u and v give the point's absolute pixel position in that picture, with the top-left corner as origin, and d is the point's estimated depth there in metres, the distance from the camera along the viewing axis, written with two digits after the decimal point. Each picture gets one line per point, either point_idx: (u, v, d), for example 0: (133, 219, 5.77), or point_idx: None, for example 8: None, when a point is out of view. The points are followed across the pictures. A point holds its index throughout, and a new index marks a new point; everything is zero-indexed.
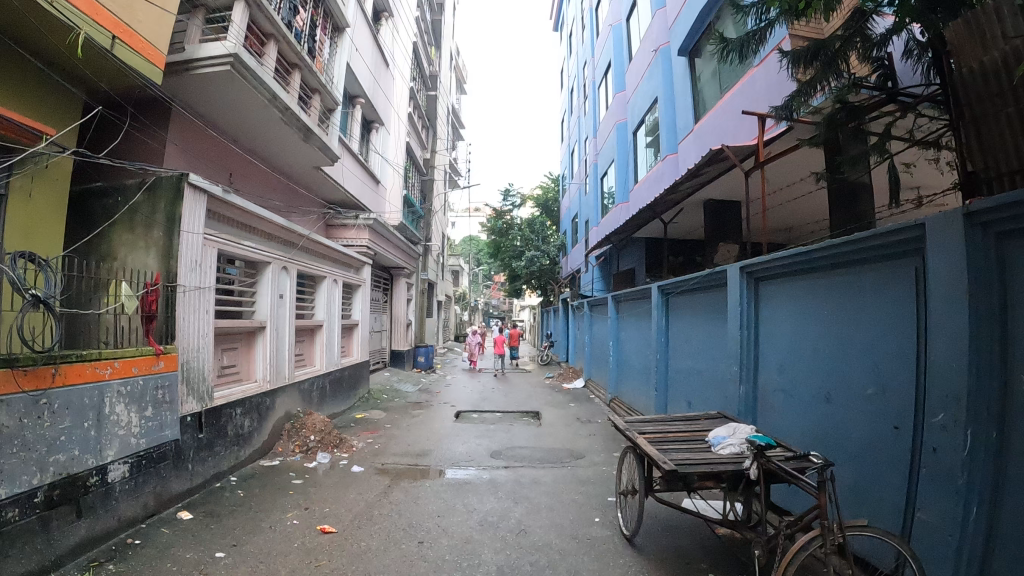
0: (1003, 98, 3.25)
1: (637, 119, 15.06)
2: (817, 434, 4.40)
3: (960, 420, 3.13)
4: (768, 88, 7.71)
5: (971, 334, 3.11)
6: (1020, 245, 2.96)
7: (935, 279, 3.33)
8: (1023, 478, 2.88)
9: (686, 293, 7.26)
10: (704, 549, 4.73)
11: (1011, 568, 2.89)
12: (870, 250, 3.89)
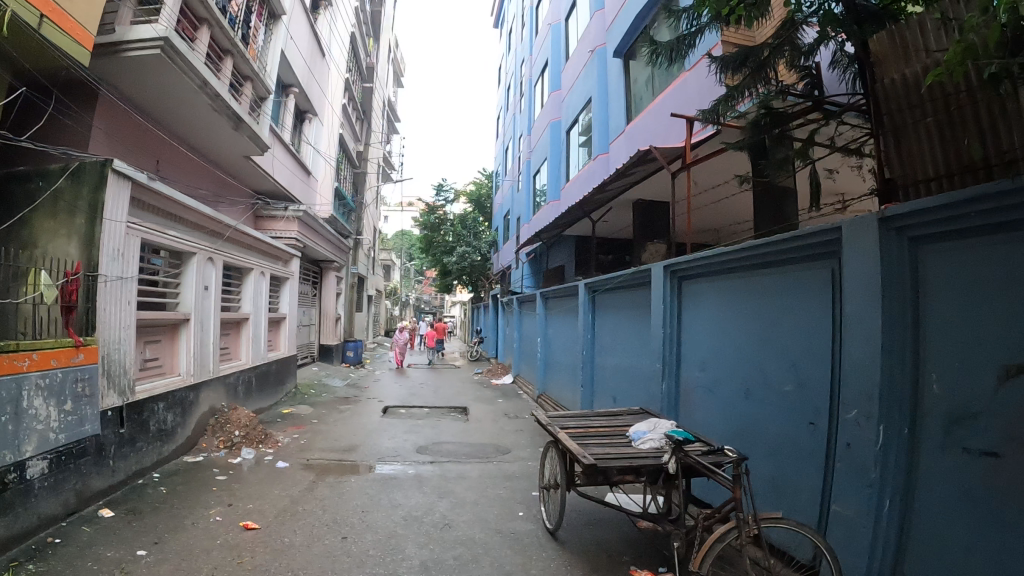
0: (922, 108, 3.36)
1: (571, 118, 15.18)
2: (736, 431, 4.51)
3: (872, 416, 3.25)
4: (699, 93, 7.85)
5: (885, 335, 3.24)
6: (934, 250, 3.10)
7: (851, 280, 3.45)
8: (935, 470, 3.02)
9: (612, 291, 7.35)
10: (626, 542, 4.81)
11: (923, 559, 3.02)
12: (790, 250, 4.01)
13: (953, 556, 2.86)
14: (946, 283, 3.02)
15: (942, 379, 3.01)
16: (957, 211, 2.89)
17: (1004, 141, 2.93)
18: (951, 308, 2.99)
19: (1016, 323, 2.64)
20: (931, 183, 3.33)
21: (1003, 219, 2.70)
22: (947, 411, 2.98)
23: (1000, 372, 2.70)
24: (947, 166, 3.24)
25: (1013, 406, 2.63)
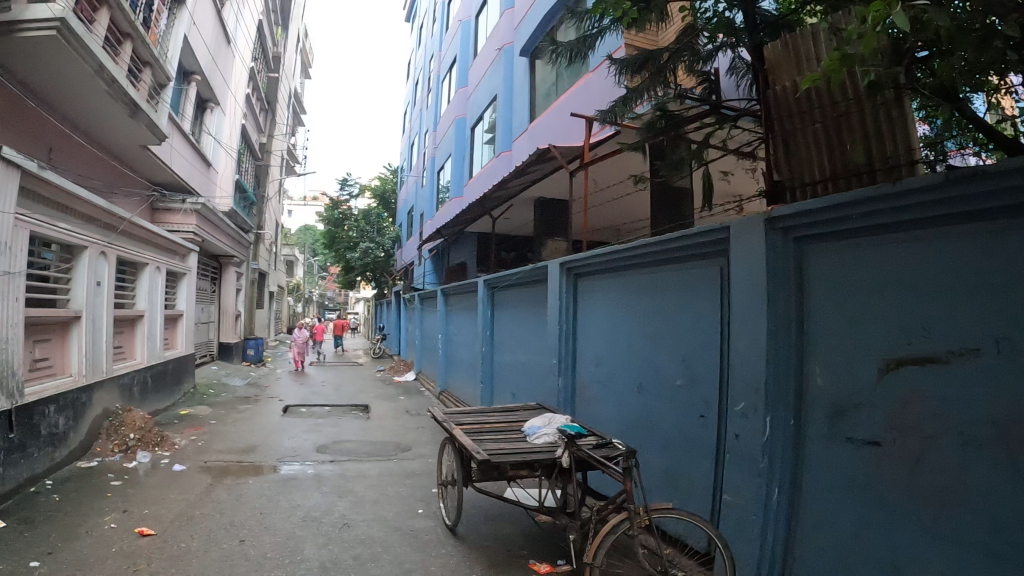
0: (810, 114, 3.50)
1: (477, 114, 15.19)
2: (631, 424, 4.60)
3: (759, 408, 3.37)
4: (600, 94, 7.97)
5: (771, 331, 3.35)
6: (818, 249, 3.24)
7: (738, 278, 3.56)
8: (821, 459, 3.15)
9: (510, 288, 7.38)
10: (524, 536, 4.87)
11: (812, 545, 3.16)
12: (680, 248, 4.10)
13: (840, 541, 3.00)
14: (830, 281, 3.16)
15: (826, 372, 3.16)
16: (840, 213, 3.03)
17: (888, 146, 3.08)
18: (833, 305, 3.13)
19: (896, 319, 2.79)
20: (817, 186, 3.47)
21: (883, 221, 2.85)
22: (831, 403, 3.12)
23: (880, 366, 2.85)
24: (832, 169, 3.38)
25: (893, 399, 2.78)
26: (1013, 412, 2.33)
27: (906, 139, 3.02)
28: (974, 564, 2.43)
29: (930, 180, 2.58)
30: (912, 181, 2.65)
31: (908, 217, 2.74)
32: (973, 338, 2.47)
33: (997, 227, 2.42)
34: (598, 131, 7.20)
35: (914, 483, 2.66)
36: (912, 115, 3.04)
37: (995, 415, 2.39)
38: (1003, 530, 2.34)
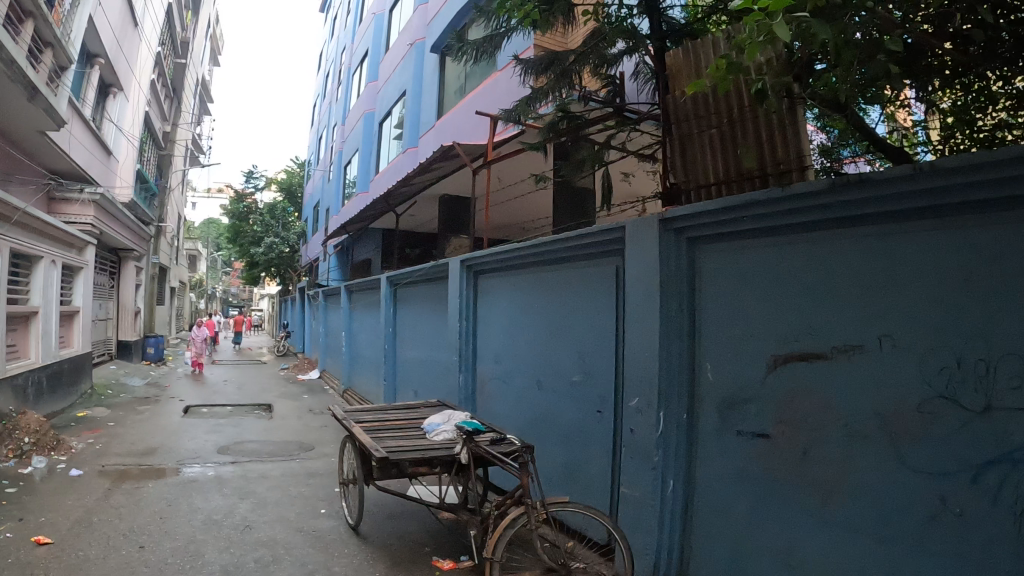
0: (708, 119, 3.57)
1: (385, 109, 15.06)
2: (531, 420, 4.65)
3: (652, 403, 3.45)
4: (506, 93, 8.01)
5: (664, 327, 3.44)
6: (711, 249, 3.36)
7: (633, 277, 3.64)
8: (713, 451, 3.26)
9: (411, 285, 7.34)
10: (427, 534, 4.87)
11: (707, 534, 3.26)
12: (577, 247, 4.17)
13: (734, 529, 3.10)
14: (722, 281, 3.27)
15: (716, 367, 3.27)
16: (732, 214, 3.14)
17: (781, 152, 3.15)
18: (724, 303, 3.25)
19: (784, 316, 2.91)
20: (712, 189, 3.53)
21: (772, 223, 2.97)
22: (722, 397, 3.23)
23: (769, 361, 2.97)
24: (726, 172, 3.44)
25: (780, 393, 2.91)
26: (897, 404, 2.47)
27: (797, 146, 3.10)
28: (862, 549, 2.55)
29: (817, 186, 2.70)
30: (800, 186, 2.77)
31: (794, 219, 2.86)
32: (857, 335, 2.61)
33: (880, 232, 2.56)
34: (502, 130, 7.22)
35: (803, 473, 2.78)
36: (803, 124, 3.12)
37: (880, 408, 2.52)
38: (889, 517, 2.47)
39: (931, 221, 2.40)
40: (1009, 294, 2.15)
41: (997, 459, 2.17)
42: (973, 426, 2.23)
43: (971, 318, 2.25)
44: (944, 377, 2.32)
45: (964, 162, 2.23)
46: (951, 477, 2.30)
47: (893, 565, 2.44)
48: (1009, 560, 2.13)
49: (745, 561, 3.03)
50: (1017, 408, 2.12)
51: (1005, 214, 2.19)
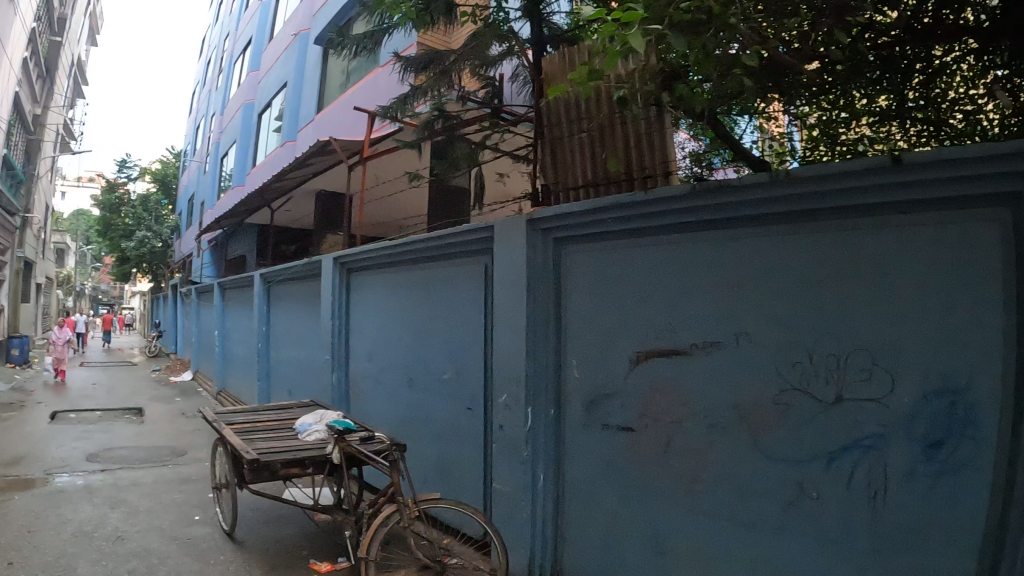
0: (579, 123, 3.60)
1: (266, 101, 14.64)
2: (404, 418, 4.65)
3: (520, 399, 3.50)
4: (386, 89, 7.91)
5: (529, 326, 3.49)
6: (574, 249, 3.42)
7: (500, 277, 3.68)
8: (578, 445, 3.33)
9: (285, 283, 7.19)
10: (305, 537, 4.80)
11: (576, 526, 3.34)
12: (448, 246, 4.19)
13: (602, 519, 3.18)
14: (584, 279, 3.35)
15: (581, 364, 3.34)
16: (596, 216, 3.22)
17: (647, 158, 3.23)
18: (587, 301, 3.33)
19: (645, 312, 3.01)
20: (580, 190, 3.61)
21: (634, 224, 3.07)
22: (587, 393, 3.29)
23: (632, 358, 3.06)
24: (595, 175, 3.52)
25: (640, 387, 3.01)
26: (752, 396, 2.59)
27: (662, 153, 3.17)
28: (723, 535, 2.66)
29: (677, 190, 2.80)
30: (659, 191, 2.88)
31: (652, 220, 2.97)
32: (716, 332, 2.72)
33: (735, 235, 2.69)
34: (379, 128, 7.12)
35: (665, 464, 2.88)
36: (670, 130, 3.19)
37: (737, 400, 2.63)
38: (749, 504, 2.59)
39: (784, 224, 2.53)
40: (857, 294, 2.31)
41: (849, 446, 2.32)
42: (824, 416, 2.38)
43: (822, 316, 2.39)
44: (796, 370, 2.46)
45: (818, 171, 2.36)
46: (804, 465, 2.43)
47: (752, 549, 2.56)
48: (863, 540, 2.28)
49: (614, 552, 3.09)
50: (867, 399, 2.29)
51: (851, 221, 2.35)
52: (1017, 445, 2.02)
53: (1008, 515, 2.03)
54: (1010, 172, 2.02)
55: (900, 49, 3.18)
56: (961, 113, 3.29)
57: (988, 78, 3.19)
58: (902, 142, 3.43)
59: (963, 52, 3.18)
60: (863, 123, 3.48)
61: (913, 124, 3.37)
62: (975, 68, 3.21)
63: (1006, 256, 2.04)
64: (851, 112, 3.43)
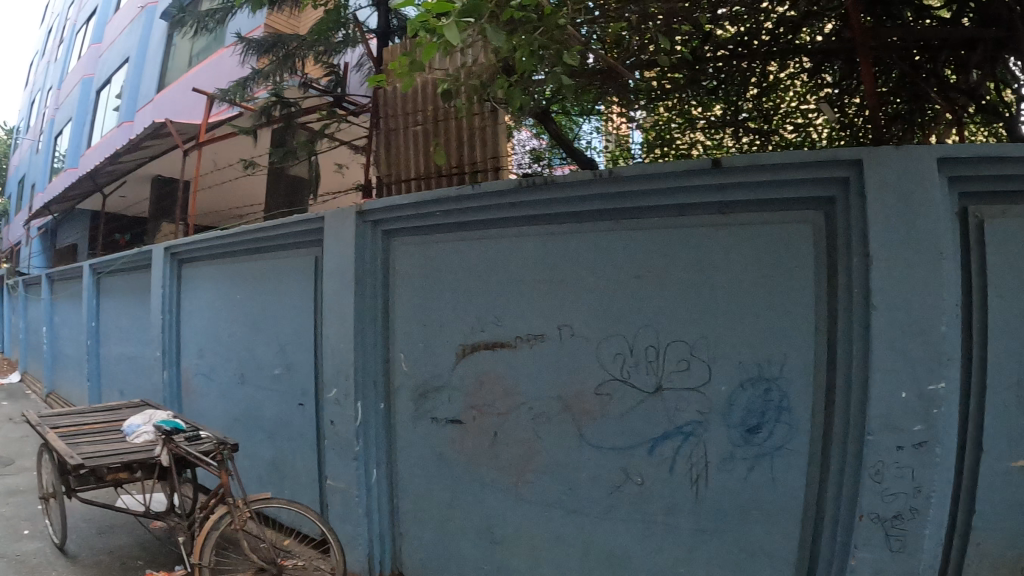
0: (413, 115, 3.30)
1: (107, 77, 13.71)
2: (236, 417, 4.06)
3: (348, 393, 3.10)
4: (225, 73, 7.48)
5: (358, 321, 3.10)
6: (409, 242, 3.04)
7: (328, 267, 3.22)
8: (415, 438, 3.00)
9: (117, 275, 6.72)
10: (138, 547, 4.51)
11: (413, 523, 3.02)
12: (275, 238, 3.70)
13: (435, 508, 2.92)
14: (420, 270, 2.98)
15: (410, 357, 3.01)
16: (424, 209, 2.91)
17: (478, 153, 3.03)
18: (420, 296, 2.97)
19: (482, 297, 2.77)
20: (413, 184, 3.27)
21: (468, 216, 2.80)
22: (413, 386, 3.00)
23: (457, 350, 2.85)
24: (426, 169, 3.22)
25: (467, 380, 2.82)
26: (577, 385, 2.53)
27: (494, 148, 2.99)
28: (551, 526, 2.60)
29: (505, 185, 2.64)
30: (490, 184, 2.65)
31: (507, 207, 2.68)
32: (540, 324, 2.62)
33: (558, 226, 2.59)
34: (218, 112, 6.74)
35: (494, 456, 2.74)
36: (504, 127, 3.00)
37: (560, 391, 2.57)
38: (575, 493, 2.54)
39: (612, 218, 2.46)
40: (676, 286, 2.33)
41: (670, 433, 2.35)
42: (645, 405, 2.38)
43: (642, 308, 2.38)
44: (617, 362, 2.44)
45: (642, 170, 2.34)
46: (627, 453, 2.43)
47: (580, 539, 2.53)
48: (689, 523, 2.33)
49: (443, 548, 2.91)
50: (686, 388, 2.32)
51: (672, 218, 2.36)
52: (829, 431, 2.14)
53: (823, 498, 2.15)
54: (827, 176, 2.09)
55: (739, 63, 3.10)
56: (792, 126, 3.34)
57: (820, 95, 3.24)
58: (734, 149, 3.37)
59: (797, 70, 3.20)
60: (697, 128, 3.34)
61: (745, 134, 3.33)
62: (807, 84, 3.23)
63: (817, 252, 2.14)
64: (685, 118, 3.29)
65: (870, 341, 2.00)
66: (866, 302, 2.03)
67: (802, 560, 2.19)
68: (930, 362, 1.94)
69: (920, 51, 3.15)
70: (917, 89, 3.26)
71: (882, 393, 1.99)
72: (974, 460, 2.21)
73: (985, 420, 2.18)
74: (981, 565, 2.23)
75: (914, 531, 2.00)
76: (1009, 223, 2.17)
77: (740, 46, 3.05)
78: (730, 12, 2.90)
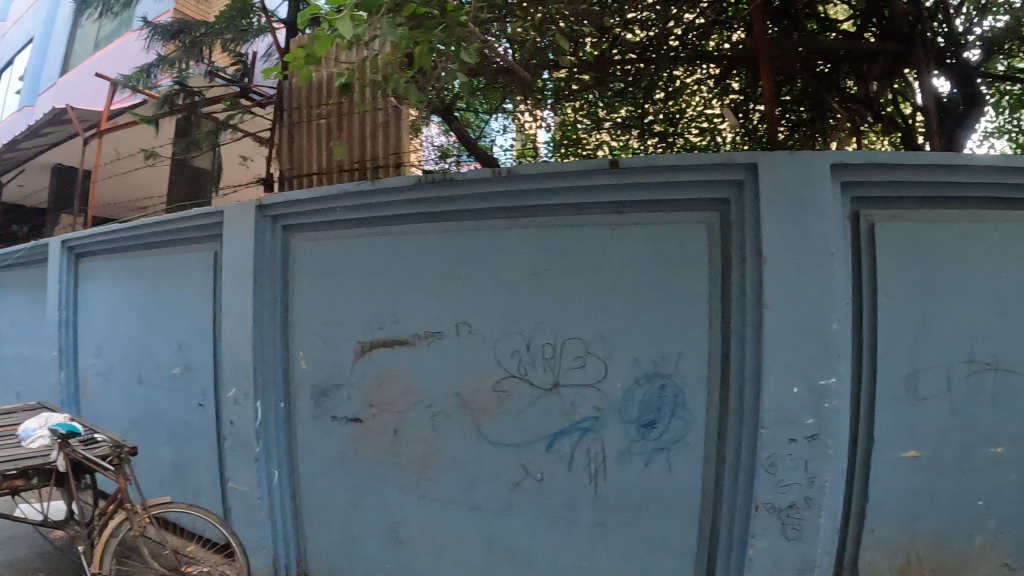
0: (314, 109, 3.24)
1: (7, 60, 13.03)
2: (135, 420, 3.86)
3: (247, 391, 2.94)
4: (129, 58, 7.13)
5: (257, 319, 2.93)
6: (306, 237, 2.90)
7: (225, 267, 3.03)
8: (313, 438, 2.88)
9: (13, 269, 6.38)
10: (32, 556, 4.29)
11: (315, 525, 2.90)
12: (176, 231, 3.55)
13: (335, 511, 2.84)
14: (320, 266, 2.84)
15: (309, 354, 2.88)
16: (325, 204, 2.79)
17: (379, 149, 3.02)
18: (317, 294, 2.84)
19: (381, 293, 2.68)
20: (314, 178, 3.19)
21: (368, 213, 2.71)
22: (312, 385, 2.88)
23: (355, 349, 2.76)
24: (326, 164, 3.15)
25: (366, 378, 2.74)
26: (474, 381, 2.51)
27: (396, 143, 2.99)
28: (454, 524, 2.58)
29: (401, 182, 2.58)
30: (389, 180, 2.59)
31: (407, 204, 2.61)
32: (436, 321, 2.57)
33: (457, 222, 2.54)
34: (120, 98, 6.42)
35: (394, 455, 2.69)
36: (407, 122, 3.02)
37: (457, 388, 2.55)
38: (476, 490, 2.53)
39: (512, 214, 2.44)
40: (577, 285, 2.33)
41: (567, 429, 2.36)
42: (544, 402, 2.39)
43: (538, 305, 2.38)
44: (514, 359, 2.43)
45: (542, 168, 2.33)
46: (526, 449, 2.44)
47: (483, 535, 2.52)
48: (589, 517, 2.35)
49: (347, 548, 2.82)
50: (582, 385, 2.33)
51: (567, 216, 2.36)
52: (723, 426, 2.21)
53: (719, 491, 2.22)
54: (724, 179, 2.16)
55: (647, 67, 3.15)
56: (697, 129, 3.57)
57: (726, 102, 3.48)
58: (639, 150, 3.57)
59: (705, 76, 3.36)
60: (604, 128, 3.46)
61: (652, 137, 3.53)
62: (715, 91, 3.45)
63: (712, 252, 2.19)
64: (593, 120, 3.38)
65: (761, 340, 2.08)
66: (758, 301, 2.10)
67: (701, 550, 2.25)
68: (822, 358, 2.04)
69: (824, 65, 3.28)
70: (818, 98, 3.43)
71: (776, 389, 2.07)
72: (865, 451, 2.28)
73: (876, 414, 2.26)
74: (875, 551, 2.32)
75: (810, 519, 2.11)
76: (899, 226, 2.25)
77: (648, 51, 3.08)
78: (639, 17, 2.90)
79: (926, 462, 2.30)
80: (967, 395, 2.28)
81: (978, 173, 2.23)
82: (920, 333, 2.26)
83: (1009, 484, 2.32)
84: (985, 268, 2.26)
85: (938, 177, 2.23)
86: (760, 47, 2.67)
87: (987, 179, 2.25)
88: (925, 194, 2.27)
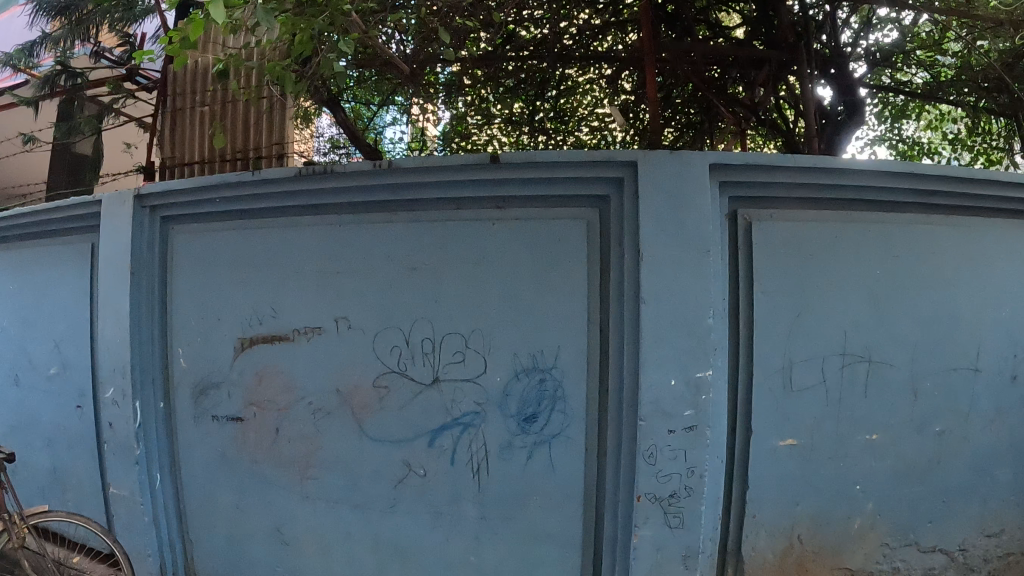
0: (195, 96, 3.15)
1: None
2: (10, 424, 3.66)
3: (125, 390, 2.82)
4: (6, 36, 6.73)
5: (133, 314, 2.80)
6: (185, 230, 2.81)
7: (101, 259, 2.89)
8: (195, 435, 2.80)
9: None
10: None
11: (201, 528, 2.82)
12: (56, 224, 3.37)
13: (222, 511, 2.77)
14: (201, 259, 2.76)
15: (188, 349, 2.80)
16: (202, 195, 2.70)
17: (263, 137, 2.98)
18: (196, 289, 2.76)
19: (262, 287, 2.62)
20: (194, 168, 3.11)
21: (249, 205, 2.64)
22: (192, 382, 2.80)
23: (235, 345, 2.69)
24: (208, 152, 3.08)
25: (247, 374, 2.68)
26: (355, 378, 2.49)
27: (279, 132, 2.97)
28: (342, 522, 2.55)
29: (281, 173, 2.52)
30: (268, 171, 2.53)
31: (288, 195, 2.56)
32: (316, 317, 2.53)
33: (339, 216, 2.50)
34: None
35: (277, 452, 2.64)
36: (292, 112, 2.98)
37: (338, 385, 2.52)
38: (360, 486, 2.51)
39: (393, 209, 2.42)
40: (459, 280, 2.33)
41: (448, 424, 2.38)
42: (425, 396, 2.40)
43: (421, 301, 2.38)
44: (393, 355, 2.43)
45: (422, 164, 2.32)
46: (408, 444, 2.44)
47: (371, 532, 2.51)
48: (475, 511, 2.38)
49: (236, 547, 2.76)
50: (463, 379, 2.35)
51: (448, 212, 2.36)
52: (602, 419, 2.26)
53: (601, 482, 2.28)
54: (600, 177, 2.21)
55: (538, 64, 3.19)
56: (589, 127, 3.73)
57: (619, 98, 3.58)
58: (528, 146, 3.64)
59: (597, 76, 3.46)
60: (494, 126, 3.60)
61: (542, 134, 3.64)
62: (602, 88, 3.56)
63: (589, 249, 2.24)
64: (484, 117, 3.53)
65: (637, 336, 2.14)
66: (635, 297, 2.16)
67: (587, 540, 2.30)
68: (697, 351, 2.13)
69: (716, 69, 3.42)
70: (707, 101, 3.59)
71: (652, 382, 2.13)
72: (743, 442, 2.36)
73: (750, 407, 2.34)
74: (756, 538, 2.40)
75: (689, 507, 2.18)
76: (772, 226, 2.33)
77: (542, 48, 3.12)
78: (532, 16, 2.92)
79: (802, 451, 2.39)
80: (839, 386, 2.39)
81: (849, 176, 2.32)
82: (792, 328, 2.35)
83: (881, 469, 2.45)
84: (855, 266, 2.37)
85: (810, 180, 2.32)
86: (646, 49, 2.64)
87: (857, 183, 2.35)
88: (794, 195, 2.35)
